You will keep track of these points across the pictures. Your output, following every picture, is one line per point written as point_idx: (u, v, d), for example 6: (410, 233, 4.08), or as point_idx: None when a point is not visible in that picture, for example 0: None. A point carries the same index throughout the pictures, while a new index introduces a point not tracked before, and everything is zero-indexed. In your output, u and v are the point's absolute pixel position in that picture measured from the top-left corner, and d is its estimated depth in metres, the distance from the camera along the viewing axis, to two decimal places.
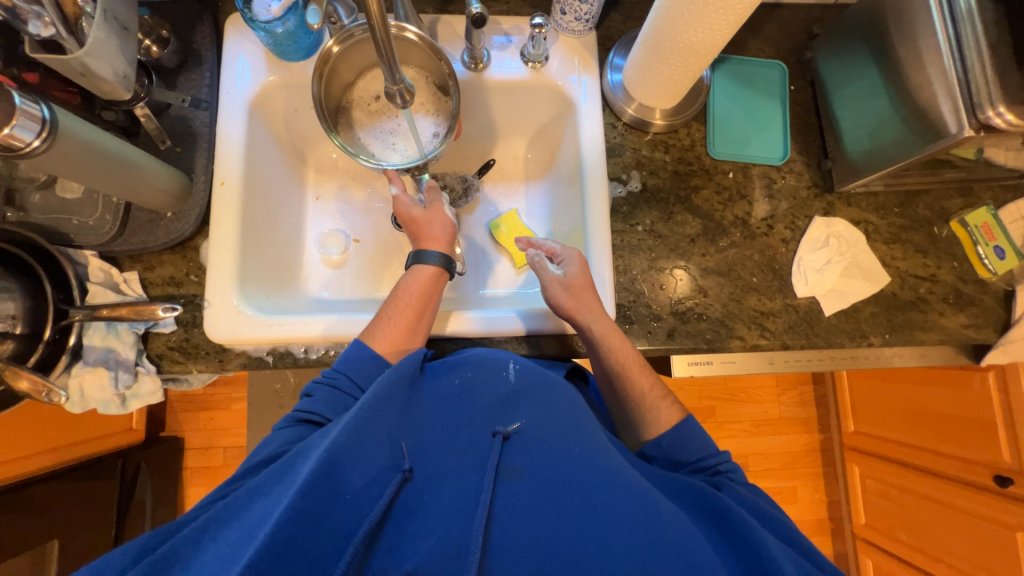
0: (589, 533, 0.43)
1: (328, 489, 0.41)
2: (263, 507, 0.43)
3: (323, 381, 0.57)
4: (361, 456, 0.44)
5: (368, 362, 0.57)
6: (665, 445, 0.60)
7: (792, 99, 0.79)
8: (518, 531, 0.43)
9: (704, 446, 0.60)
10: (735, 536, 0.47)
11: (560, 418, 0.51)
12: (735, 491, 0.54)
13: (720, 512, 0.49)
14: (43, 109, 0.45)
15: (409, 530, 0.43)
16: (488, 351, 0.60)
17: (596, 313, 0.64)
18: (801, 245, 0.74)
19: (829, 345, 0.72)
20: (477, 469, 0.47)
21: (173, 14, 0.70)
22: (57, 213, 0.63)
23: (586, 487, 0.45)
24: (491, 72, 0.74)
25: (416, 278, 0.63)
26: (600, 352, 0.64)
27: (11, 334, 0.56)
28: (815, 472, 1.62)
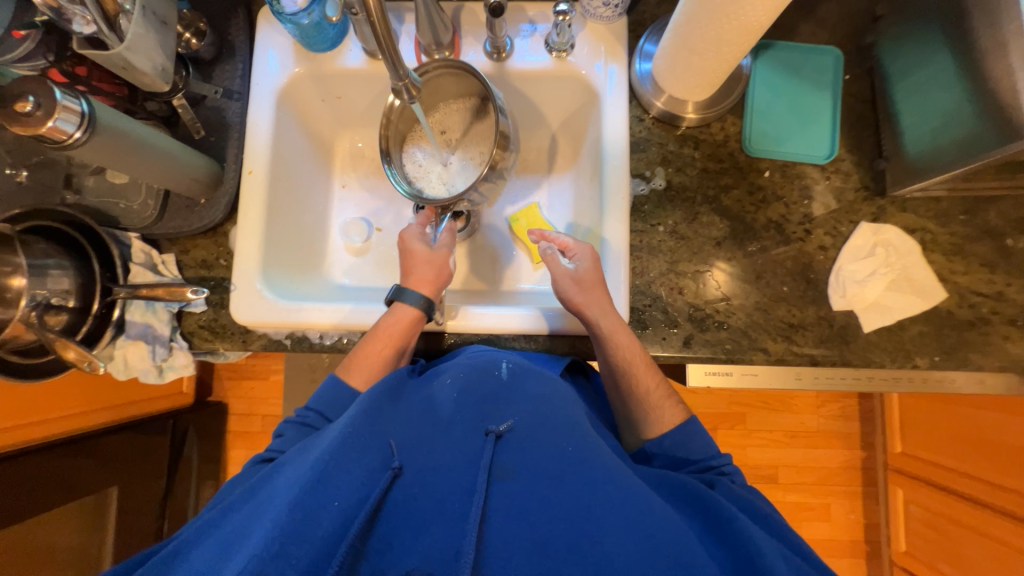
0: (582, 534, 0.43)
1: (318, 496, 0.42)
2: (243, 518, 0.45)
3: (293, 420, 0.59)
4: (352, 461, 0.44)
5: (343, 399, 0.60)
6: (667, 445, 0.58)
7: (845, 90, 0.71)
8: (513, 530, 0.43)
9: (705, 445, 0.58)
10: (727, 535, 0.45)
11: (553, 417, 0.51)
12: (731, 489, 0.52)
13: (709, 509, 0.47)
14: (82, 104, 0.49)
15: (403, 529, 0.44)
16: (479, 352, 0.59)
17: (604, 311, 0.62)
18: (841, 254, 0.68)
19: (865, 363, 0.66)
20: (469, 468, 0.47)
21: (210, 7, 0.72)
22: (107, 197, 0.69)
23: (574, 485, 0.45)
24: (514, 62, 0.72)
25: (394, 318, 0.63)
26: (603, 347, 0.62)
27: (65, 307, 0.61)
28: (852, 491, 1.52)
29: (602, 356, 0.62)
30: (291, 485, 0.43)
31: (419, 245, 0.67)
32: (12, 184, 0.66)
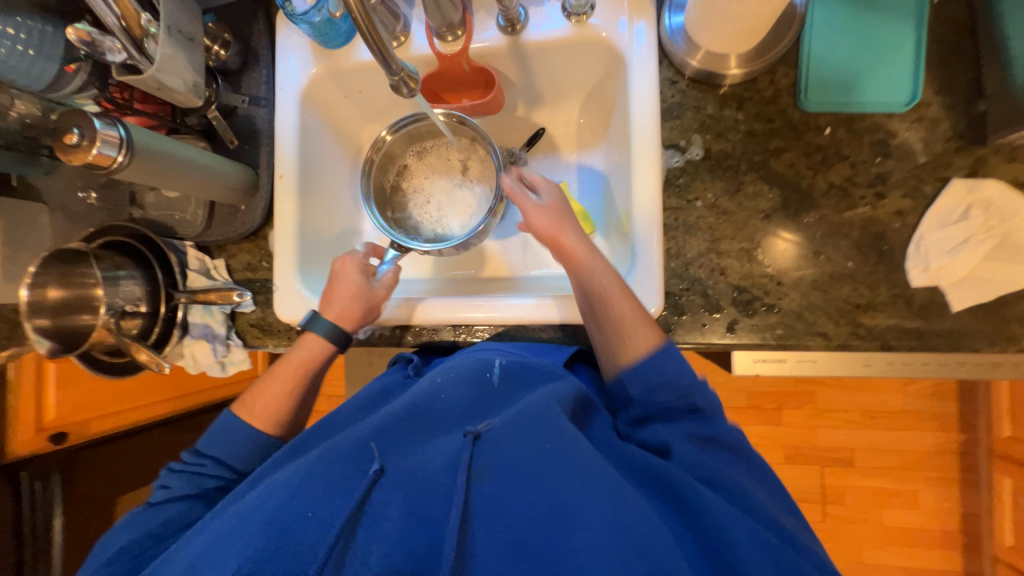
0: (558, 539, 0.41)
1: (293, 509, 0.44)
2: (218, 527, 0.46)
3: (185, 468, 0.59)
4: (327, 473, 0.46)
5: (240, 439, 0.59)
6: (639, 368, 0.54)
7: (933, 18, 0.59)
8: (491, 529, 0.43)
9: (682, 371, 0.54)
10: (699, 525, 0.44)
11: (533, 414, 0.47)
12: (698, 457, 0.49)
13: (684, 498, 0.45)
14: (119, 130, 0.53)
15: (378, 532, 0.43)
16: (470, 352, 0.57)
17: (586, 254, 0.59)
18: (924, 219, 0.57)
19: (954, 348, 0.57)
20: (447, 470, 0.46)
21: (233, 16, 0.75)
22: (164, 210, 0.75)
23: (547, 486, 0.44)
24: (530, 33, 0.67)
25: (303, 346, 0.65)
26: (598, 304, 0.58)
27: (138, 312, 0.70)
28: (944, 478, 1.35)
29: (594, 308, 0.58)
30: (266, 499, 0.45)
31: (356, 278, 0.66)
32: (87, 205, 0.75)
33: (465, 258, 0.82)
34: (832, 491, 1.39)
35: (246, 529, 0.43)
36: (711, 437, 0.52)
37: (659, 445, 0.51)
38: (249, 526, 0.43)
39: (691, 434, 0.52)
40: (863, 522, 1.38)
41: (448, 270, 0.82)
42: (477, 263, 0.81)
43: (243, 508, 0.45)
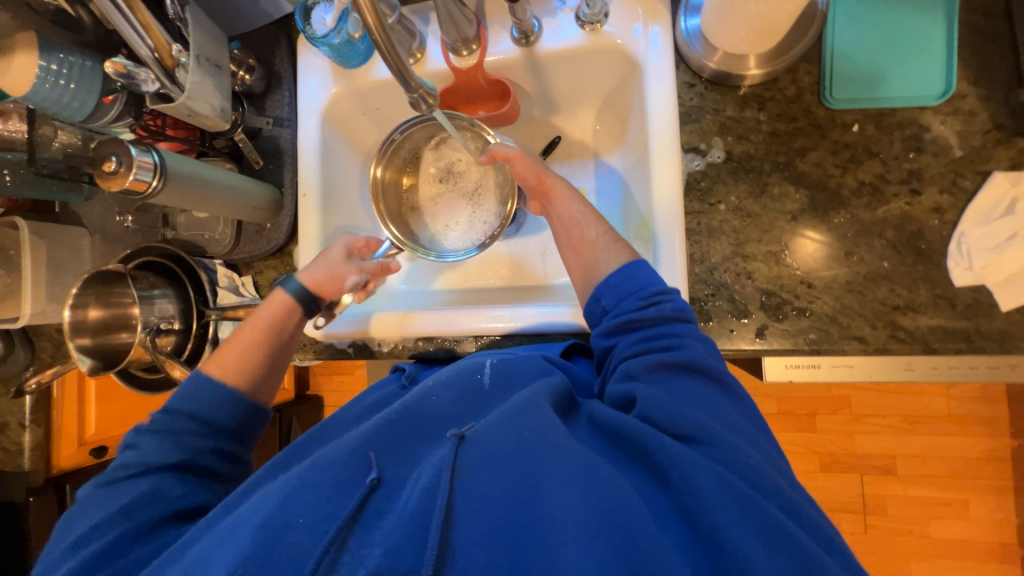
0: (546, 541, 0.37)
1: (283, 515, 0.41)
2: (210, 540, 0.43)
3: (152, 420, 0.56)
4: (312, 480, 0.43)
5: (205, 391, 0.57)
6: (611, 282, 0.54)
7: (965, 7, 0.56)
8: (471, 524, 0.39)
9: (650, 278, 0.54)
10: (670, 486, 0.40)
11: (515, 407, 0.44)
12: (661, 395, 0.45)
13: (651, 453, 0.41)
14: (153, 156, 0.55)
15: (367, 536, 0.40)
16: (463, 359, 0.55)
17: (563, 194, 0.63)
18: (965, 216, 0.55)
19: (1005, 349, 0.53)
20: (431, 468, 0.42)
21: (257, 42, 0.78)
22: (196, 230, 0.78)
23: (517, 471, 0.41)
24: (544, 43, 0.67)
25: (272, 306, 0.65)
26: (585, 253, 0.59)
27: (172, 330, 0.72)
28: (998, 487, 1.27)
29: (579, 257, 0.60)
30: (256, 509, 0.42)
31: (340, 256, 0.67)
32: (124, 228, 0.78)
33: (487, 268, 0.82)
34: (874, 500, 1.32)
35: (240, 535, 0.41)
36: (683, 365, 0.47)
37: (625, 395, 0.47)
38: (241, 533, 0.41)
39: (659, 362, 0.48)
40: (910, 533, 1.31)
41: (472, 282, 0.82)
42: (499, 273, 0.81)
43: (235, 521, 0.43)
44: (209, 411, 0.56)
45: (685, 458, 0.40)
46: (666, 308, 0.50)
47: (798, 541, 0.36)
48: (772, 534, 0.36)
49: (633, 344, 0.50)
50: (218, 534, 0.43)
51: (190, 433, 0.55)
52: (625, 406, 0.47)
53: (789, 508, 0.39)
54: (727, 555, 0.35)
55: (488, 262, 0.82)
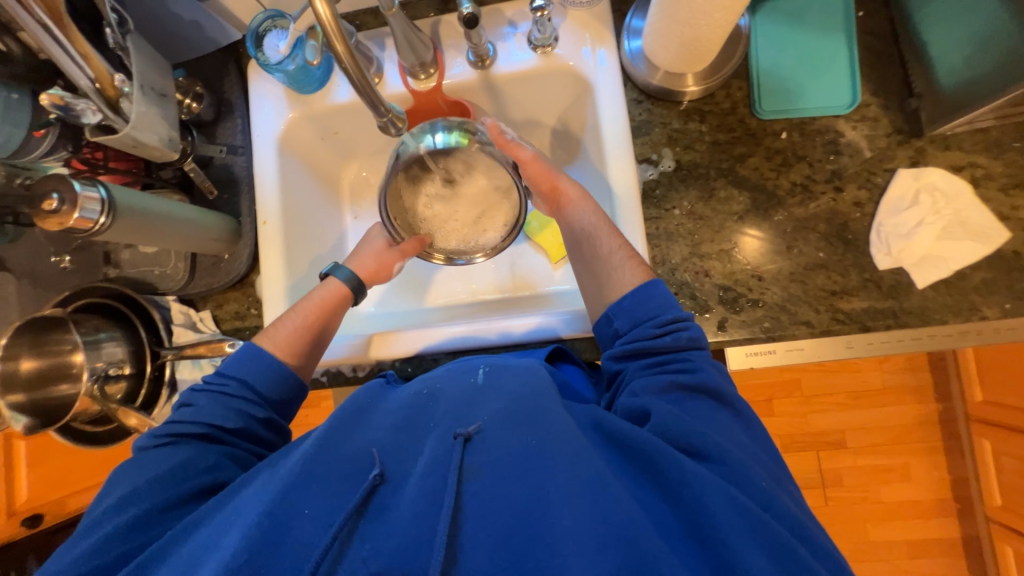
0: (544, 532, 0.41)
1: (289, 507, 0.43)
2: (209, 529, 0.45)
3: (205, 390, 0.57)
4: (319, 475, 0.45)
5: (260, 362, 0.58)
6: (626, 303, 0.56)
7: (861, 29, 0.65)
8: (479, 525, 0.43)
9: (665, 302, 0.56)
10: (679, 500, 0.43)
11: (523, 411, 0.49)
12: (677, 414, 0.47)
13: (661, 468, 0.44)
14: (100, 191, 0.53)
15: (372, 534, 0.43)
16: (456, 365, 0.59)
17: (573, 205, 0.65)
18: (881, 208, 0.62)
19: (925, 322, 0.61)
20: (438, 469, 0.45)
21: (204, 69, 0.75)
22: (143, 266, 0.73)
23: (528, 479, 0.44)
24: (499, 66, 0.70)
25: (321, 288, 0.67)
26: (598, 271, 0.61)
27: (122, 375, 0.67)
28: (932, 448, 1.41)
29: (591, 275, 0.62)
30: (257, 501, 0.44)
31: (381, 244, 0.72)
32: (59, 269, 0.72)
33: (466, 283, 0.83)
34: (831, 474, 1.43)
35: (240, 527, 0.43)
36: (695, 387, 0.50)
37: (640, 408, 0.49)
38: (241, 523, 0.43)
39: (672, 383, 0.50)
40: (864, 500, 1.42)
41: (452, 298, 0.83)
42: (479, 286, 0.82)
43: (235, 509, 0.45)
44: (264, 388, 0.58)
45: (696, 475, 0.43)
46: (683, 337, 0.53)
47: (795, 554, 0.40)
48: (769, 545, 0.40)
49: (644, 367, 0.53)
50: (220, 524, 0.44)
51: (236, 409, 0.56)
52: (638, 418, 0.49)
53: (797, 530, 0.43)
54: (728, 564, 0.39)
55: (467, 277, 0.83)
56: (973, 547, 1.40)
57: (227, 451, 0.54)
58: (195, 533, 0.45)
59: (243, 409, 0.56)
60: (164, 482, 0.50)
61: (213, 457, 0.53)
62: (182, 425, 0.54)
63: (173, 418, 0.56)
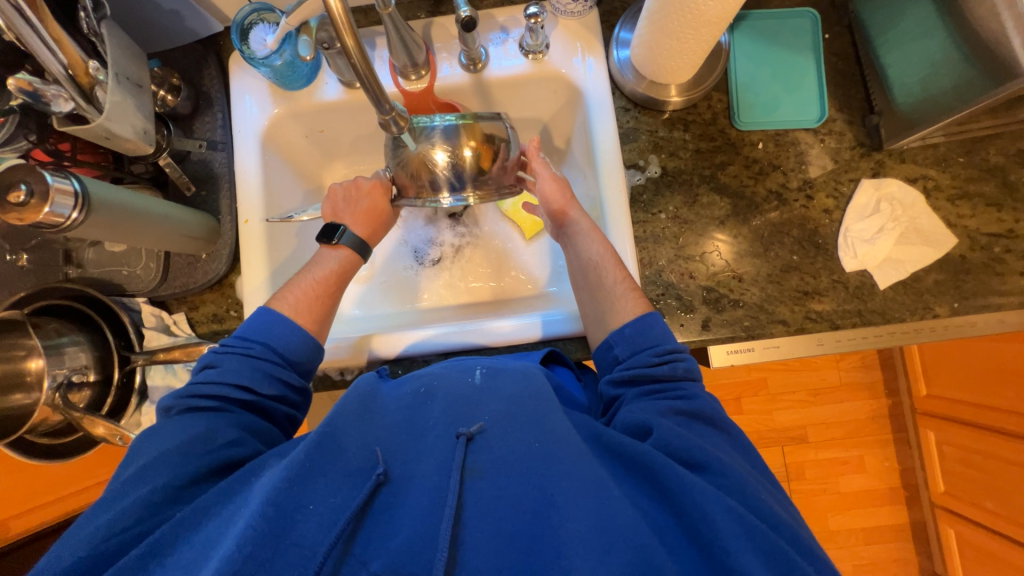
0: (547, 537, 0.42)
1: (295, 496, 0.41)
2: (215, 525, 0.43)
3: (232, 350, 0.56)
4: (324, 467, 0.44)
5: (283, 327, 0.58)
6: (627, 332, 0.57)
7: (827, 49, 0.71)
8: (483, 524, 0.43)
9: (664, 335, 0.57)
10: (680, 509, 0.44)
11: (523, 412, 0.49)
12: (683, 431, 0.48)
13: (662, 478, 0.45)
14: (74, 183, 0.50)
15: (377, 532, 0.43)
16: (451, 364, 0.58)
17: (582, 230, 0.66)
18: (848, 214, 0.67)
19: (887, 320, 0.66)
20: (441, 470, 0.46)
21: (181, 61, 0.72)
22: (109, 265, 0.68)
23: (531, 480, 0.45)
24: (491, 70, 0.71)
25: (329, 259, 0.66)
26: (602, 300, 0.62)
27: (86, 382, 0.62)
28: (883, 440, 1.52)
29: (595, 302, 0.63)
30: (258, 496, 0.42)
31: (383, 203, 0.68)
32: (14, 268, 0.66)
33: (451, 286, 0.83)
34: (794, 467, 1.51)
35: (240, 524, 0.40)
36: (693, 413, 0.51)
37: (641, 423, 0.50)
38: (246, 513, 0.41)
39: (671, 408, 0.51)
40: (824, 491, 1.51)
41: (437, 300, 0.82)
42: (463, 289, 0.82)
43: (232, 511, 0.43)
44: (292, 353, 0.58)
45: (697, 486, 0.44)
46: (680, 368, 0.54)
47: (788, 563, 0.41)
48: (761, 551, 0.41)
49: (642, 394, 0.54)
50: (226, 517, 0.43)
51: (264, 372, 0.55)
52: (639, 434, 0.50)
53: (789, 537, 0.44)
54: (724, 563, 0.40)
55: (451, 281, 0.83)
56: (920, 531, 1.51)
57: (248, 424, 0.53)
58: (192, 536, 0.43)
59: (272, 372, 0.56)
60: (174, 466, 0.48)
61: (235, 426, 0.52)
62: (208, 387, 0.54)
63: (195, 379, 0.55)
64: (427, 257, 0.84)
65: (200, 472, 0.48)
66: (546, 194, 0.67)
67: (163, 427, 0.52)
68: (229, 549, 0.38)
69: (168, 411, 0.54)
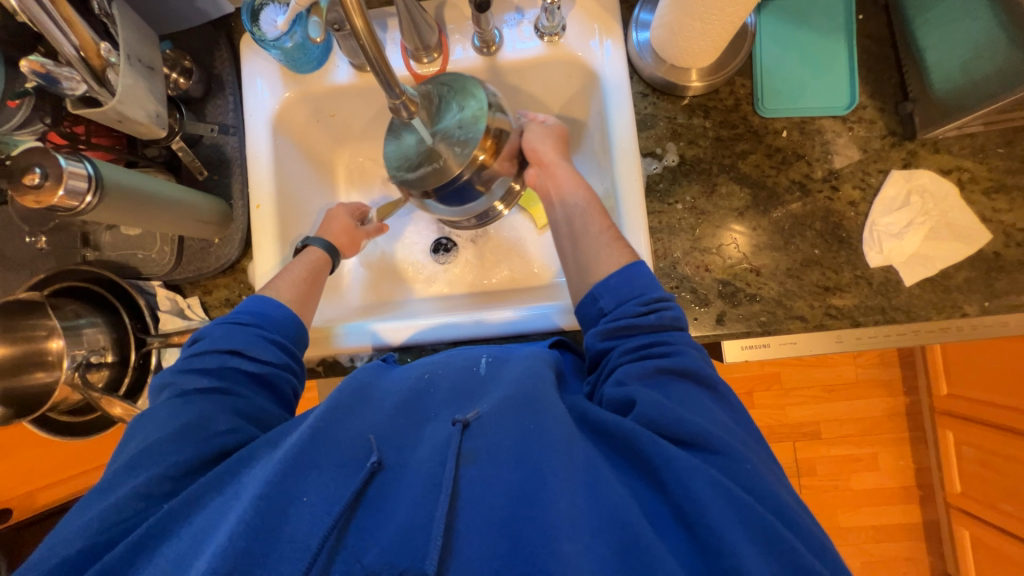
0: (535, 519, 0.40)
1: (290, 485, 0.41)
2: (207, 515, 0.42)
3: (223, 321, 0.58)
4: (316, 461, 0.43)
5: (270, 301, 0.60)
6: (611, 282, 0.57)
7: (860, 31, 0.67)
8: (476, 510, 0.42)
9: (649, 283, 0.56)
10: (667, 490, 0.42)
11: (520, 397, 0.48)
12: (662, 403, 0.47)
13: (646, 456, 0.44)
14: (86, 166, 0.51)
15: (373, 519, 0.42)
16: (459, 351, 0.58)
17: (571, 180, 0.66)
18: (874, 207, 0.64)
19: (912, 318, 0.63)
20: (437, 455, 0.45)
21: (192, 43, 0.72)
22: (125, 249, 0.69)
23: (520, 465, 0.43)
24: (505, 53, 0.69)
25: (301, 259, 0.68)
26: (584, 245, 0.62)
27: (104, 363, 0.64)
28: (900, 438, 1.49)
29: (577, 245, 0.63)
30: (248, 484, 0.42)
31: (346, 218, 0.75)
32: (33, 250, 0.68)
33: (469, 273, 0.81)
34: (805, 463, 1.50)
35: (242, 501, 0.40)
36: (679, 370, 0.49)
37: (624, 398, 0.48)
38: (236, 508, 0.41)
39: (657, 368, 0.50)
40: (836, 489, 1.49)
41: (448, 289, 0.81)
42: (470, 276, 0.81)
43: (225, 500, 0.42)
44: (273, 322, 0.59)
45: (681, 462, 0.42)
46: (666, 317, 0.53)
47: (800, 558, 0.39)
48: (767, 547, 0.39)
49: (628, 351, 0.52)
50: (221, 506, 0.42)
51: (255, 335, 0.57)
52: (623, 408, 0.48)
53: (813, 548, 0.41)
54: (721, 557, 0.38)
55: (473, 266, 0.81)
56: (933, 530, 1.49)
57: (240, 406, 0.52)
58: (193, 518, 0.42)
59: (266, 336, 0.57)
60: (176, 444, 0.47)
61: (227, 414, 0.50)
62: (204, 356, 0.54)
63: (188, 355, 0.56)
64: (451, 246, 0.82)
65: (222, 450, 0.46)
66: (536, 142, 0.67)
67: (169, 401, 0.51)
68: (222, 541, 0.38)
69: (167, 387, 0.53)
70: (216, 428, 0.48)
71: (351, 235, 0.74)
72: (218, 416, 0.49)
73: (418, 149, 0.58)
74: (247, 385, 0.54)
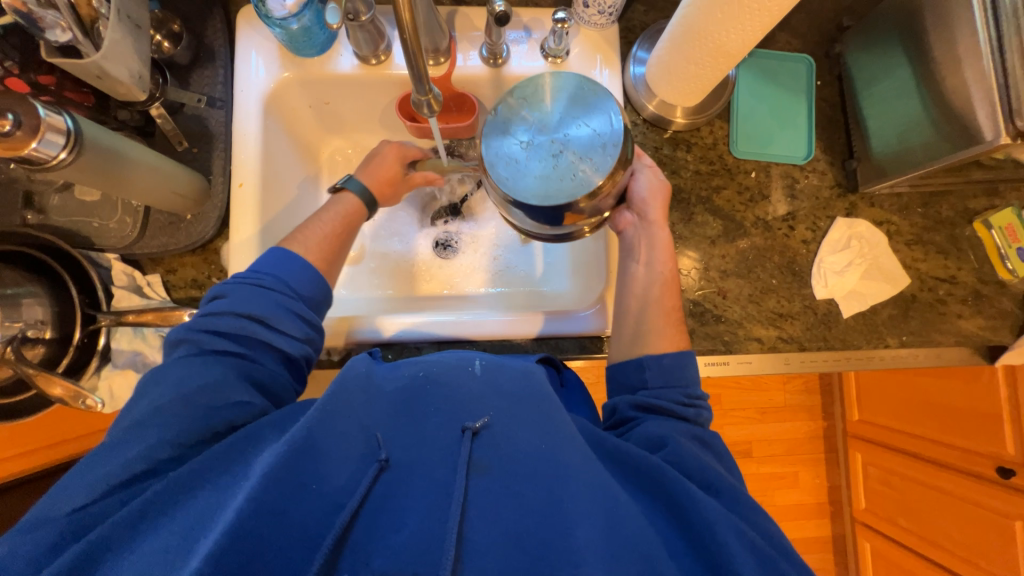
0: (556, 542, 0.41)
1: (293, 479, 0.40)
2: (211, 495, 0.40)
3: (244, 279, 0.53)
4: (325, 449, 0.42)
5: (295, 262, 0.56)
6: (666, 363, 0.56)
7: (817, 95, 0.77)
8: (488, 524, 0.42)
9: (694, 378, 0.57)
10: (690, 526, 0.44)
11: (525, 413, 0.48)
12: (692, 454, 0.49)
13: (668, 489, 0.46)
14: (66, 119, 0.47)
15: (382, 524, 0.41)
16: (450, 354, 0.55)
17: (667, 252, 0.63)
18: (822, 246, 0.74)
19: (847, 346, 0.73)
20: (444, 463, 0.44)
21: (184, 9, 0.68)
22: (76, 215, 0.63)
23: (540, 483, 0.44)
24: (510, 67, 0.72)
25: (337, 203, 0.64)
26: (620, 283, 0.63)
27: (42, 338, 0.58)
28: (817, 459, 1.65)
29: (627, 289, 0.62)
30: (253, 469, 0.40)
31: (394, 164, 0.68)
32: None
33: (455, 275, 0.82)
34: None
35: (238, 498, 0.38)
36: (706, 442, 0.53)
37: (658, 437, 0.51)
38: (236, 497, 0.38)
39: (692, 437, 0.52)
40: (765, 503, 1.62)
41: (436, 290, 0.82)
42: (458, 279, 0.82)
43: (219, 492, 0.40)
44: (300, 286, 0.55)
45: (707, 506, 0.44)
46: (702, 415, 0.55)
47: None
48: (741, 543, 0.43)
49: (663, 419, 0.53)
50: (223, 491, 0.40)
51: (278, 303, 0.53)
52: (652, 446, 0.50)
53: (778, 548, 0.45)
54: (718, 565, 0.41)
55: (478, 267, 0.83)
56: (840, 542, 1.65)
57: (253, 373, 0.50)
58: (173, 506, 0.39)
59: (288, 307, 0.53)
60: (142, 428, 0.43)
61: (243, 381, 0.48)
62: (222, 316, 0.51)
63: (205, 310, 0.52)
64: (453, 245, 0.84)
65: (200, 438, 0.43)
66: (647, 194, 0.64)
67: (184, 360, 0.48)
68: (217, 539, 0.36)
69: (179, 344, 0.50)
70: (221, 401, 0.45)
71: (393, 183, 0.68)
72: (233, 383, 0.47)
73: (528, 151, 0.53)
74: (264, 352, 0.52)
